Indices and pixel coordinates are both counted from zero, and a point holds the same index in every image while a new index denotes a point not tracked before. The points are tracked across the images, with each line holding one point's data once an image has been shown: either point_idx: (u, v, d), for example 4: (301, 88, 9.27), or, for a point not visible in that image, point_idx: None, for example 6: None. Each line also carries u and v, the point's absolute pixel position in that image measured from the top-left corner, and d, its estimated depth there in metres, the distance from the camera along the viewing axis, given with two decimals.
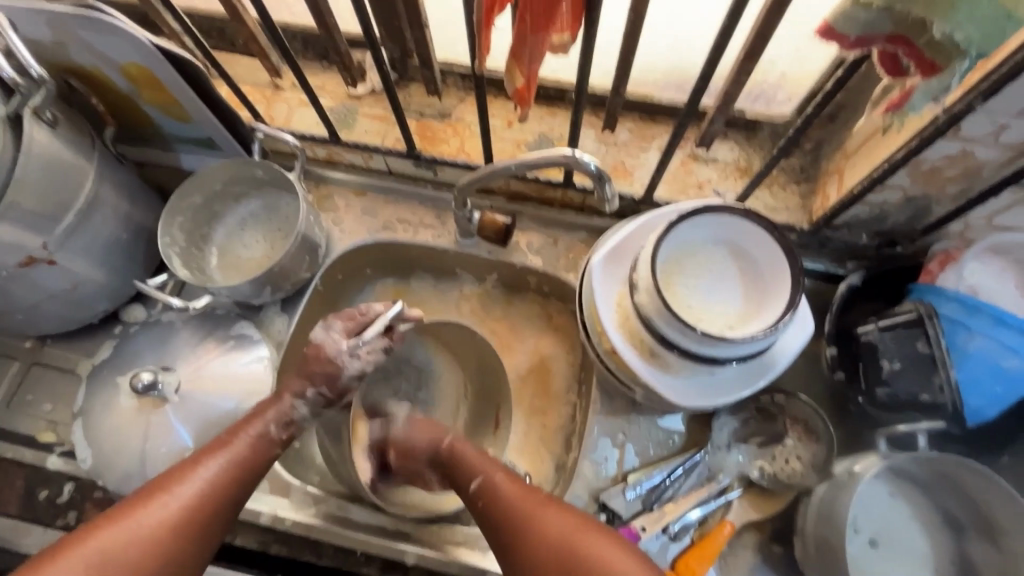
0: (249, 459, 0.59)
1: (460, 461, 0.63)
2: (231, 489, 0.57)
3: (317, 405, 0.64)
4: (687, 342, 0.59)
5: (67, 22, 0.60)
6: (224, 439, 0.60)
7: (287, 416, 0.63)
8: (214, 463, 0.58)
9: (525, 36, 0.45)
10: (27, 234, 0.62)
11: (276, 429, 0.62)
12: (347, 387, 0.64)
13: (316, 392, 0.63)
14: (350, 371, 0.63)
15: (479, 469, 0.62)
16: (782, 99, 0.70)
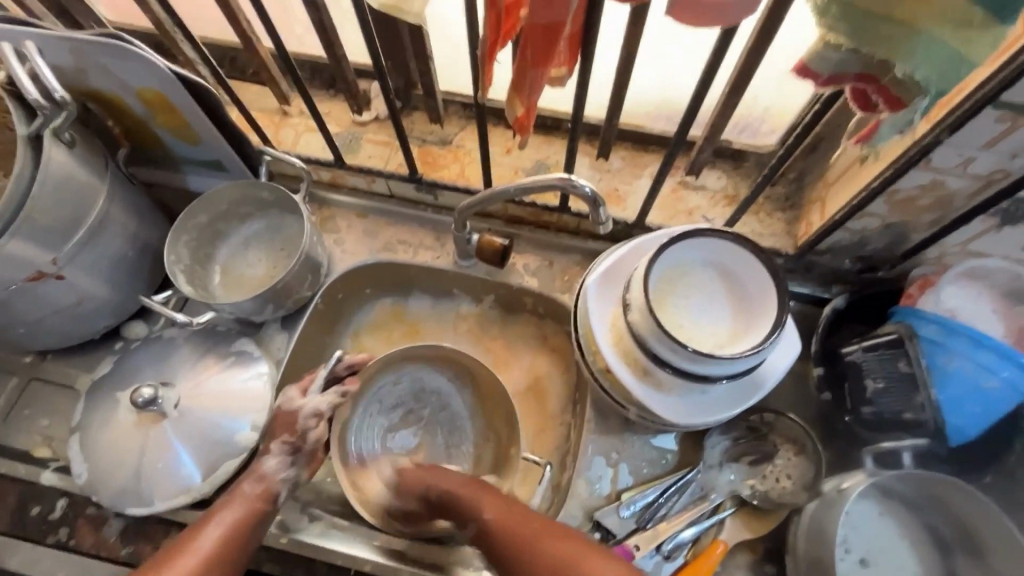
0: (243, 520, 0.61)
1: (457, 502, 0.63)
2: (234, 551, 0.59)
3: (286, 457, 0.65)
4: (678, 360, 0.60)
5: (90, 50, 0.63)
6: (222, 502, 0.62)
7: (258, 472, 0.64)
8: (209, 532, 0.59)
9: (525, 69, 0.47)
10: (37, 249, 0.64)
11: (249, 488, 0.63)
12: (309, 430, 0.66)
13: (280, 442, 0.65)
14: (304, 414, 0.66)
15: (474, 513, 0.61)
16: (766, 130, 0.74)
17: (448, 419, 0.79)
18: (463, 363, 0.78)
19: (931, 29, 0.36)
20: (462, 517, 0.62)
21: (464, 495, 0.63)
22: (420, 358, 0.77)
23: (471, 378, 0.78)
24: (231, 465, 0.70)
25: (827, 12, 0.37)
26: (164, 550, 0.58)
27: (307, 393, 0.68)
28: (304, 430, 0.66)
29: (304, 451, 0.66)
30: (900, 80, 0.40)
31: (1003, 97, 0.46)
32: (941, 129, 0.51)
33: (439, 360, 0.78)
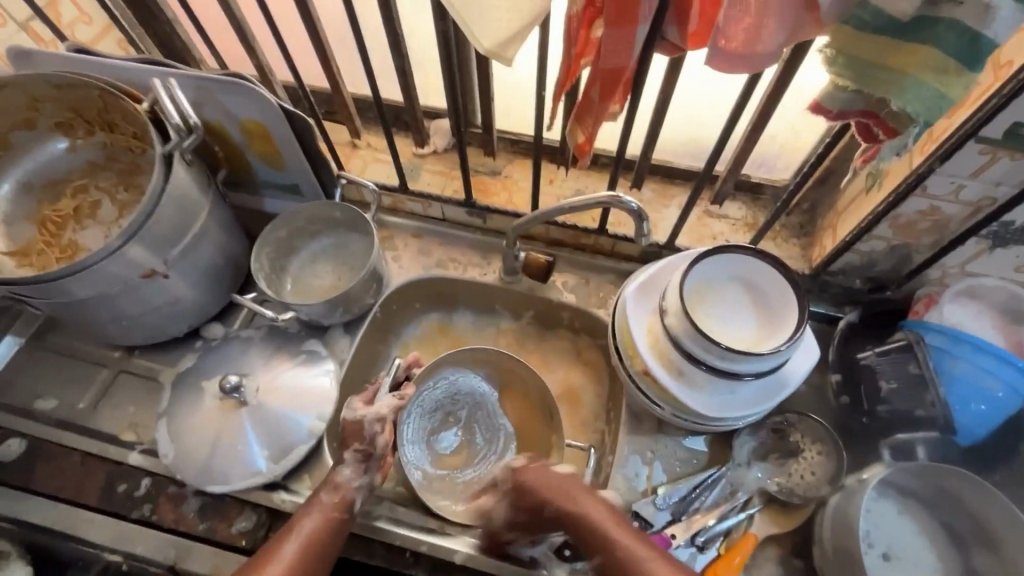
0: (327, 527, 0.67)
1: (581, 531, 0.65)
2: (320, 558, 0.65)
3: (358, 465, 0.71)
4: (711, 358, 0.68)
5: (214, 87, 0.75)
6: (302, 513, 0.68)
7: (334, 482, 0.70)
8: (298, 535, 0.65)
9: (590, 106, 0.58)
10: (148, 252, 0.73)
11: (326, 498, 0.69)
12: (376, 435, 0.72)
13: (353, 451, 0.71)
14: (369, 420, 0.72)
15: (603, 543, 0.64)
16: (781, 167, 0.85)
17: (483, 415, 0.86)
18: (497, 366, 0.86)
19: (919, 74, 0.46)
20: (587, 543, 0.65)
21: (593, 524, 0.65)
22: (461, 362, 0.85)
23: (498, 375, 0.86)
24: (300, 451, 0.77)
25: (836, 63, 0.48)
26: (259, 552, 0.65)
27: (371, 402, 0.75)
28: (372, 435, 0.72)
29: (375, 458, 0.72)
30: (897, 116, 0.50)
31: (982, 133, 0.56)
32: (933, 159, 0.60)
33: (478, 361, 0.86)
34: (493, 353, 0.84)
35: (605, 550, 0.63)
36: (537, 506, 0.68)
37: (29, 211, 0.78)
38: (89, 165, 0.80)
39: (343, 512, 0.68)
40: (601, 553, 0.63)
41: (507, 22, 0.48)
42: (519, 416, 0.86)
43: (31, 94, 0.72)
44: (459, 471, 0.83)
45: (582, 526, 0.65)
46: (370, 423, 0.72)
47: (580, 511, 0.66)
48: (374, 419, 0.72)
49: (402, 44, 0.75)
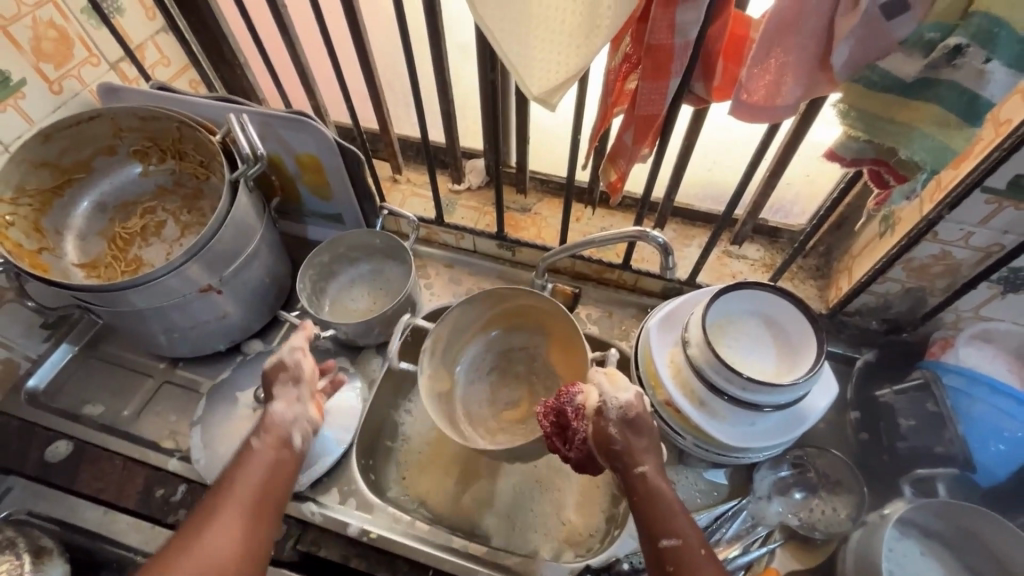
0: (272, 473, 0.63)
1: (658, 506, 0.60)
2: (268, 505, 0.61)
3: (290, 396, 0.69)
4: (733, 389, 0.70)
5: (278, 122, 0.83)
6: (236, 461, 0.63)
7: (266, 424, 0.66)
8: (246, 475, 0.61)
9: (624, 149, 0.64)
10: (205, 271, 0.77)
11: (258, 443, 0.64)
12: (297, 362, 0.71)
13: (280, 382, 0.70)
14: (287, 351, 0.72)
15: (682, 532, 0.58)
16: (797, 213, 0.91)
17: (539, 366, 0.89)
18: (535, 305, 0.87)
19: (922, 127, 0.51)
20: (658, 522, 0.59)
21: (675, 509, 0.60)
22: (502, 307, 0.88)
23: (542, 327, 0.89)
24: (325, 464, 0.82)
25: (848, 116, 0.54)
26: (202, 503, 0.59)
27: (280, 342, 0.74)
28: (296, 360, 0.71)
29: (305, 383, 0.71)
30: (905, 164, 0.55)
31: (987, 184, 0.61)
32: (942, 207, 0.65)
33: (517, 318, 0.90)
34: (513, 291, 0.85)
35: (682, 542, 0.57)
36: (628, 465, 0.62)
37: (101, 228, 0.85)
38: (158, 189, 0.87)
39: (284, 450, 0.65)
40: (674, 538, 0.58)
41: (553, 73, 0.55)
42: (564, 358, 0.86)
43: (116, 124, 0.80)
44: (521, 423, 0.85)
45: (659, 507, 0.60)
46: (291, 351, 0.72)
47: (660, 494, 0.61)
48: (294, 347, 0.72)
49: (449, 89, 0.83)
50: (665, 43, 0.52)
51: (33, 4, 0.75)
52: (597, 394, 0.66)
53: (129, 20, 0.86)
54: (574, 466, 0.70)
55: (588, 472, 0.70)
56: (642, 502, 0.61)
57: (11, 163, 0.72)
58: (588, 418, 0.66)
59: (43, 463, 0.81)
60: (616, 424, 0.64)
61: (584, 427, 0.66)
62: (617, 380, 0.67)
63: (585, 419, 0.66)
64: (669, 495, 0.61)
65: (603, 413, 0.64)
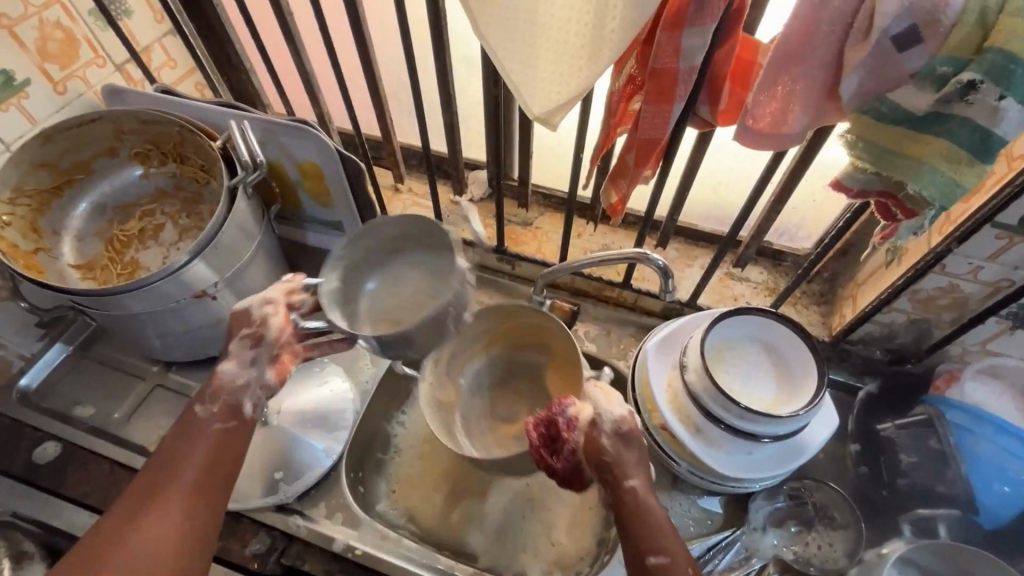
0: (217, 439, 0.63)
1: (646, 523, 0.59)
2: (222, 469, 0.61)
3: (244, 356, 0.66)
4: (729, 417, 0.69)
5: (280, 130, 0.83)
6: (185, 428, 0.63)
7: (215, 387, 0.65)
8: (195, 440, 0.61)
9: (626, 173, 0.63)
10: (201, 278, 0.76)
11: (205, 413, 0.63)
12: (264, 319, 0.67)
13: (239, 338, 0.66)
14: (254, 306, 0.67)
15: (670, 550, 0.57)
16: (802, 237, 0.90)
17: (537, 387, 0.87)
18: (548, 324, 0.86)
19: (932, 162, 0.49)
20: (642, 537, 0.58)
21: (664, 526, 0.59)
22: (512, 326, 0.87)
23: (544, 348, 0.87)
24: (311, 476, 0.80)
25: (856, 147, 0.52)
26: (154, 467, 0.60)
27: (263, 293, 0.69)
28: (263, 317, 0.67)
29: (266, 346, 0.67)
30: (914, 199, 0.54)
31: (998, 219, 0.59)
32: (951, 240, 0.63)
33: (520, 336, 0.88)
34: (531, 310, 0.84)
35: (670, 560, 0.57)
36: (618, 477, 0.61)
37: (98, 229, 0.84)
38: (157, 192, 0.87)
39: (232, 420, 0.64)
40: (661, 555, 0.57)
41: (554, 94, 0.54)
42: (558, 377, 0.85)
43: (118, 127, 0.80)
44: (516, 438, 0.83)
45: (648, 523, 0.59)
46: (259, 307, 0.67)
47: (649, 509, 0.60)
48: (263, 303, 0.67)
49: (453, 102, 0.82)
50: (670, 67, 0.51)
51: (40, 5, 0.75)
52: (592, 407, 0.65)
53: (137, 23, 0.86)
54: (558, 479, 0.68)
55: (572, 487, 0.68)
56: (631, 518, 0.60)
57: (11, 162, 0.72)
58: (581, 429, 0.65)
59: (32, 464, 0.80)
60: (609, 436, 0.63)
61: (576, 438, 0.65)
62: (612, 394, 0.66)
63: (578, 431, 0.65)
64: (656, 507, 0.60)
65: (598, 424, 0.64)
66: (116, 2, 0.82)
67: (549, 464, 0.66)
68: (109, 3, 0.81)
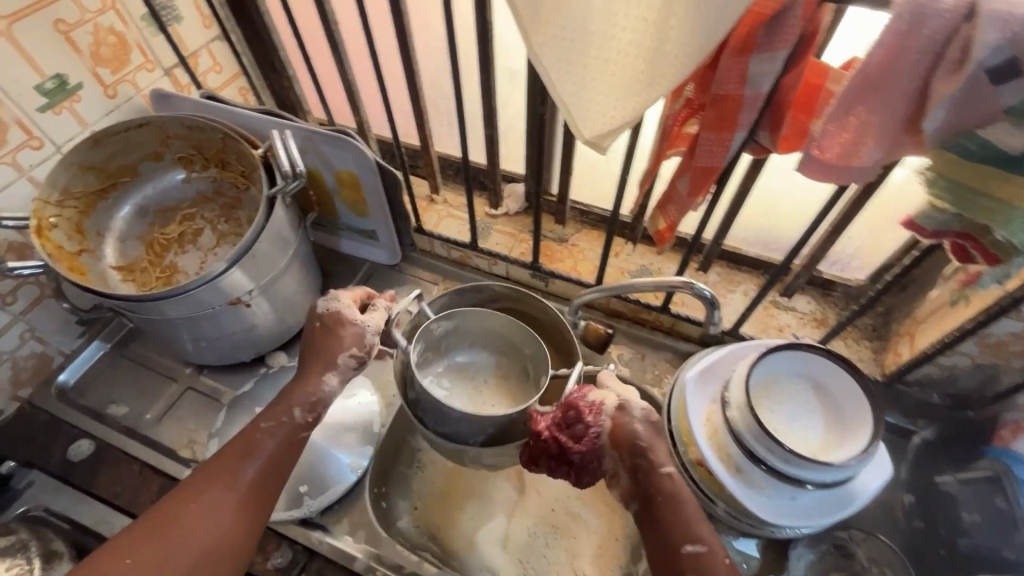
0: (291, 443, 0.64)
1: (682, 514, 0.60)
2: (281, 473, 0.63)
3: (348, 372, 0.67)
4: (774, 460, 0.65)
5: (321, 139, 0.82)
6: (265, 427, 0.64)
7: (314, 400, 0.65)
8: (264, 437, 0.63)
9: (675, 200, 0.60)
10: (236, 286, 0.76)
11: (299, 416, 0.65)
12: (373, 346, 0.69)
13: (345, 356, 0.67)
14: (371, 329, 0.69)
15: (705, 538, 0.59)
16: (856, 266, 0.85)
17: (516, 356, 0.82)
18: (518, 305, 0.86)
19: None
20: (678, 526, 0.59)
21: (697, 515, 0.60)
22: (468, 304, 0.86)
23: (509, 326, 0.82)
24: (338, 490, 0.80)
25: (935, 185, 0.49)
26: (220, 455, 0.62)
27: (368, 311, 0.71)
28: (374, 344, 0.69)
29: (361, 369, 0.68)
30: (999, 245, 0.50)
31: None
32: None
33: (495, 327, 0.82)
34: (512, 288, 0.84)
35: (706, 549, 0.58)
36: (656, 465, 0.61)
37: (140, 232, 0.85)
38: (198, 196, 0.88)
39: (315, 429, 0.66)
40: (698, 544, 0.58)
41: (607, 117, 0.51)
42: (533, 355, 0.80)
43: (163, 132, 0.81)
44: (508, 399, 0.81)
45: (681, 512, 0.60)
46: (377, 333, 0.69)
47: (683, 498, 0.61)
48: (380, 329, 0.69)
49: (494, 114, 0.80)
50: (733, 94, 0.48)
51: (95, 10, 0.76)
52: (620, 394, 0.65)
53: (186, 27, 0.87)
54: (571, 468, 0.64)
55: (579, 478, 0.64)
56: (665, 506, 0.60)
57: (61, 165, 0.73)
58: (608, 415, 0.63)
59: (67, 462, 0.82)
60: (641, 422, 0.63)
61: (601, 424, 0.63)
62: (628, 387, 0.67)
63: (603, 417, 0.63)
64: (689, 497, 0.61)
65: (627, 410, 0.63)
66: (167, 8, 0.83)
67: (569, 450, 0.63)
68: (160, 9, 0.82)
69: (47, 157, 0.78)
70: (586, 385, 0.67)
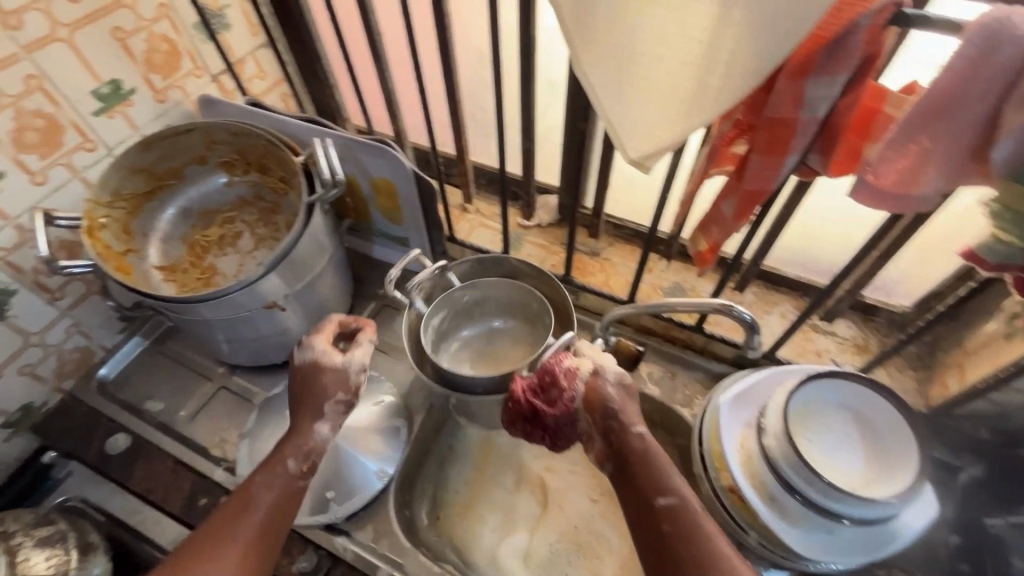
0: (287, 495, 0.63)
1: (653, 469, 0.59)
2: (278, 528, 0.61)
3: (339, 416, 0.68)
4: (811, 492, 0.63)
5: (361, 148, 0.83)
6: (259, 479, 0.62)
7: (306, 446, 0.65)
8: (259, 491, 0.61)
9: (719, 223, 0.59)
10: (273, 291, 0.77)
11: (294, 466, 0.64)
12: (359, 385, 0.70)
13: (334, 402, 0.68)
14: (354, 370, 0.69)
15: (678, 490, 0.57)
16: (901, 292, 0.82)
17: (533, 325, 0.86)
18: (537, 282, 0.87)
19: None
20: (650, 481, 0.58)
21: (670, 469, 0.59)
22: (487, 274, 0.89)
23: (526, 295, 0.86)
24: (363, 498, 0.79)
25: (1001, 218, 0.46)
26: (216, 515, 0.60)
27: (346, 351, 0.70)
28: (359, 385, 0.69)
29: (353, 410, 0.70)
30: None
31: None
32: None
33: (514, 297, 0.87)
34: (529, 266, 0.84)
35: (679, 501, 0.56)
36: (625, 424, 0.62)
37: (182, 234, 0.87)
38: (239, 200, 0.89)
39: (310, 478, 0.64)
40: (671, 497, 0.57)
41: (657, 137, 0.50)
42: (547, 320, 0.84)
43: (210, 137, 0.83)
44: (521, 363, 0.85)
45: (652, 467, 0.59)
46: (359, 373, 0.69)
47: (656, 455, 0.60)
48: (363, 369, 0.70)
49: (530, 128, 0.80)
50: (788, 117, 0.46)
51: (150, 19, 0.78)
52: (595, 363, 0.67)
53: (234, 35, 0.89)
54: (548, 429, 0.71)
55: (556, 439, 0.72)
56: (638, 463, 0.60)
57: (114, 167, 0.76)
58: (580, 379, 0.66)
59: (105, 454, 0.84)
60: (613, 385, 0.65)
61: (575, 388, 0.66)
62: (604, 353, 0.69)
63: (577, 381, 0.66)
64: (662, 452, 0.61)
65: (599, 374, 0.66)
66: (217, 17, 0.85)
67: (543, 414, 0.69)
68: (211, 17, 0.84)
69: (99, 159, 0.80)
70: (563, 352, 0.70)
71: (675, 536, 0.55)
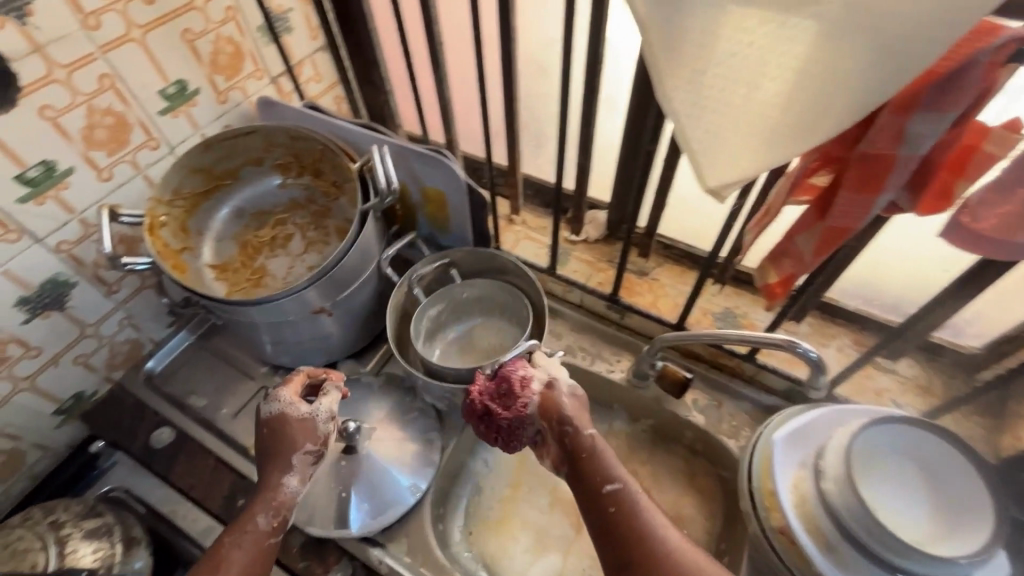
0: (260, 552, 0.62)
1: (597, 462, 0.59)
2: None
3: (308, 468, 0.67)
4: (872, 542, 0.59)
5: (414, 156, 0.83)
6: (230, 539, 0.61)
7: (276, 502, 0.64)
8: (232, 551, 0.61)
9: (793, 257, 0.58)
10: (322, 296, 0.77)
11: (264, 522, 0.62)
12: (328, 433, 0.69)
13: (302, 453, 0.66)
14: (322, 418, 0.68)
15: (622, 476, 0.58)
16: (972, 333, 0.78)
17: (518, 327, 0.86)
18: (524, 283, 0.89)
19: None
20: (597, 474, 0.58)
21: (614, 458, 0.59)
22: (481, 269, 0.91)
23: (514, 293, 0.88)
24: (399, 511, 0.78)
25: None
26: None
27: (313, 402, 0.69)
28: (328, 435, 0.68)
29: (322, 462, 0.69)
30: None
31: None
32: None
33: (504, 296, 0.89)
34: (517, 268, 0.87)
35: (623, 486, 0.57)
36: (578, 426, 0.60)
37: (235, 233, 0.88)
38: (291, 202, 0.90)
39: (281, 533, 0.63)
40: (617, 484, 0.57)
41: (740, 166, 0.48)
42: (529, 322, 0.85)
43: (268, 139, 0.84)
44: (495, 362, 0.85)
45: (600, 460, 0.59)
46: (327, 423, 0.68)
47: (602, 446, 0.60)
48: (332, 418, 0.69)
49: (587, 143, 0.79)
50: (886, 154, 0.44)
51: (218, 21, 0.79)
52: (552, 373, 0.65)
53: (296, 39, 0.90)
54: (500, 434, 0.65)
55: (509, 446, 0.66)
56: (586, 460, 0.59)
57: (175, 166, 0.77)
58: (535, 388, 0.63)
59: (149, 447, 0.85)
60: (568, 395, 0.63)
61: (530, 395, 0.63)
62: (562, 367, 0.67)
63: (533, 390, 0.63)
64: (610, 451, 0.60)
65: (555, 383, 0.64)
66: (282, 21, 0.86)
67: (496, 416, 0.64)
68: (276, 21, 0.85)
69: (161, 157, 0.82)
70: (519, 360, 0.68)
71: (620, 518, 0.56)
